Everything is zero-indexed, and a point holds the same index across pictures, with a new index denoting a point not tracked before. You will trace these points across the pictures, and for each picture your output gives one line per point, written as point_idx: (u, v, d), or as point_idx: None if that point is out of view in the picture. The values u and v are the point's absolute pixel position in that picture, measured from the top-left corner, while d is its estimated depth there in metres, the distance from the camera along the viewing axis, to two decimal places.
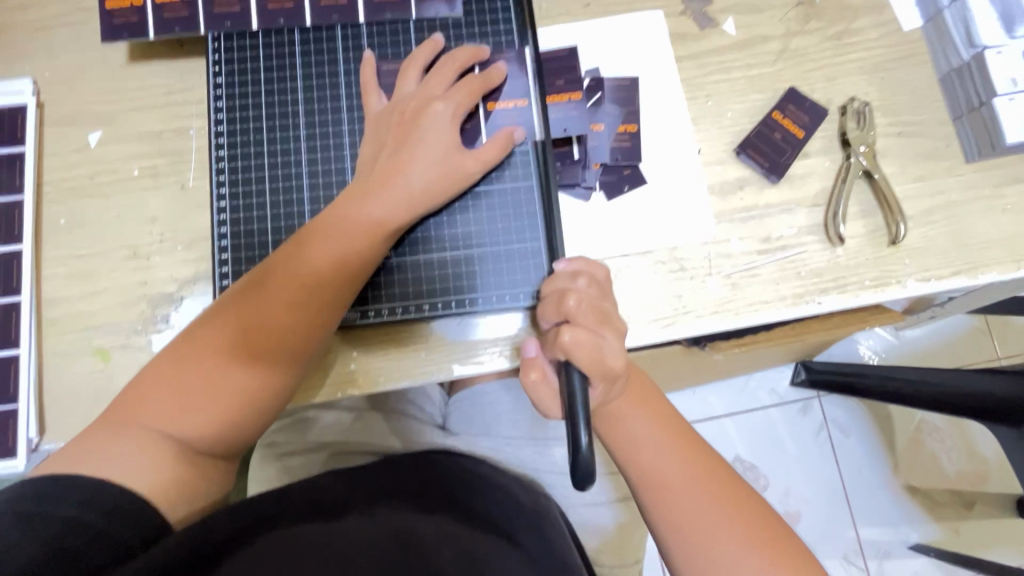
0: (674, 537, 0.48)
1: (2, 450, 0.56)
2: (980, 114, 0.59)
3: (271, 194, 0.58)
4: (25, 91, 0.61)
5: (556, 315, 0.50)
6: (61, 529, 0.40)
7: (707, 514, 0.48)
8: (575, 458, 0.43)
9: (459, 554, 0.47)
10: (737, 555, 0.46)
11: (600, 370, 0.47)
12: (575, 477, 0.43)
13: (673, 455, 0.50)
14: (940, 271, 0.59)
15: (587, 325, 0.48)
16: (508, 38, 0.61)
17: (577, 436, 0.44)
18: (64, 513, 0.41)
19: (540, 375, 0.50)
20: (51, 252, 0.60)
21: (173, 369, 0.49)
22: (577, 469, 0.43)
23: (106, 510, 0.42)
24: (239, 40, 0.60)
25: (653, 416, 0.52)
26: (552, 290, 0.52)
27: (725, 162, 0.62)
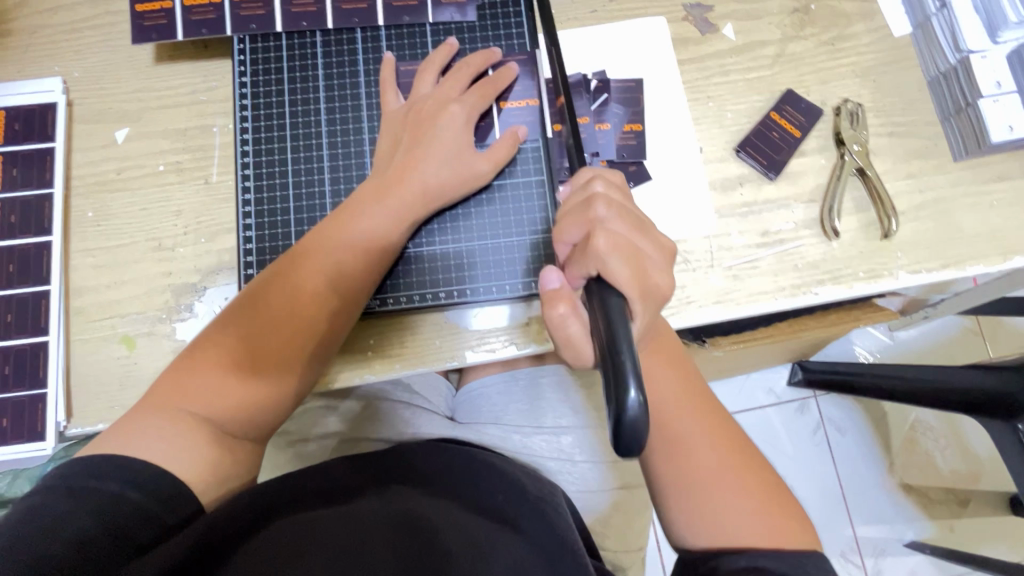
0: (683, 498, 0.50)
1: (31, 433, 0.57)
2: (966, 115, 0.62)
3: (294, 188, 0.61)
4: (56, 89, 0.64)
5: (584, 226, 0.47)
6: (107, 504, 0.43)
7: (718, 476, 0.50)
8: (617, 416, 0.38)
9: (466, 544, 0.49)
10: (741, 516, 0.49)
11: (640, 286, 0.44)
12: (617, 439, 0.37)
13: (694, 417, 0.52)
14: (930, 263, 0.62)
15: (618, 234, 0.46)
16: (519, 41, 0.64)
17: (622, 390, 0.38)
18: (109, 489, 0.44)
19: (569, 306, 0.47)
20: (79, 243, 0.62)
21: (204, 356, 0.51)
22: (621, 429, 0.37)
23: (146, 488, 0.45)
24: (264, 42, 0.63)
25: (674, 374, 0.53)
26: (574, 206, 0.48)
27: (725, 159, 0.65)
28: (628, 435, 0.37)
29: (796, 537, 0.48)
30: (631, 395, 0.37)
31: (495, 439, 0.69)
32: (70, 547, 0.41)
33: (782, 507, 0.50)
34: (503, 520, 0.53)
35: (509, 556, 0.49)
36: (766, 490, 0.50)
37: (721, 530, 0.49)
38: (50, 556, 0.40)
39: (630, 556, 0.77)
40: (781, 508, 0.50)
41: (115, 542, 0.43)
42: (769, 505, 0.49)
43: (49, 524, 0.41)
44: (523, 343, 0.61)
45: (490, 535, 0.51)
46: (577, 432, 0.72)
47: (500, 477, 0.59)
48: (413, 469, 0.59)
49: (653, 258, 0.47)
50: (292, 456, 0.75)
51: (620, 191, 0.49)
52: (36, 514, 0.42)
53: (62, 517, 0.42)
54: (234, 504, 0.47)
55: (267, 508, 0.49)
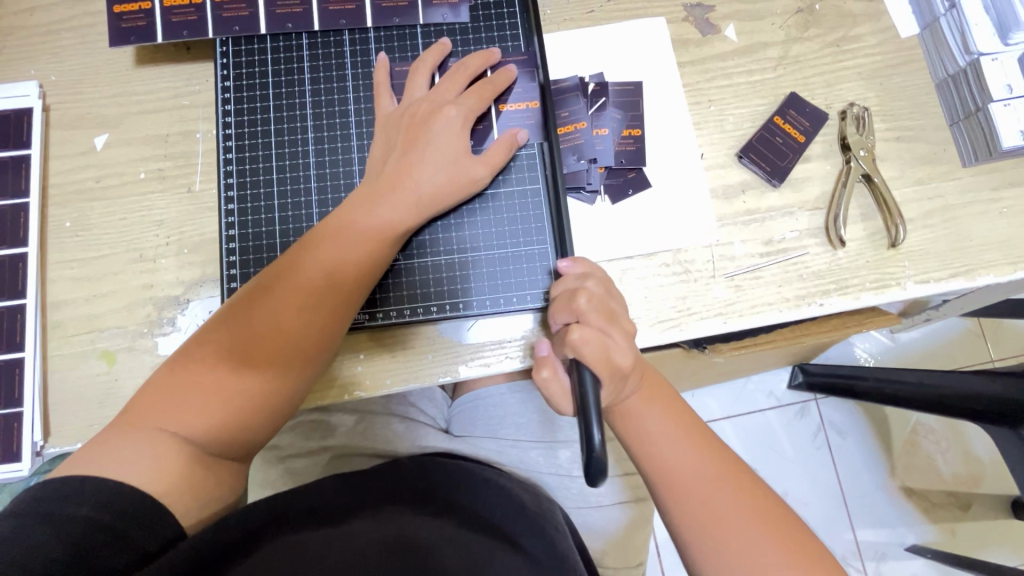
0: (701, 538, 0.48)
1: (7, 453, 0.55)
2: (976, 120, 0.60)
3: (279, 197, 0.58)
4: (31, 94, 0.61)
5: (567, 315, 0.50)
6: (79, 530, 0.41)
7: (730, 509, 0.48)
8: (587, 456, 0.43)
9: (463, 562, 0.47)
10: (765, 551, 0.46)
11: (611, 368, 0.48)
12: (588, 474, 0.43)
13: (689, 448, 0.51)
14: (939, 273, 0.60)
15: (596, 325, 0.49)
16: (514, 44, 0.62)
17: (590, 435, 0.44)
18: (83, 514, 0.42)
19: (551, 373, 0.50)
20: (56, 254, 0.60)
21: (186, 371, 0.49)
22: (590, 468, 0.43)
23: (126, 513, 0.43)
24: (248, 45, 0.61)
25: (662, 408, 0.53)
26: (561, 293, 0.52)
27: (727, 165, 0.63)
28: (595, 471, 0.43)
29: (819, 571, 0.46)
30: (596, 437, 0.43)
31: (492, 454, 0.68)
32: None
33: (804, 545, 0.47)
34: (501, 537, 0.52)
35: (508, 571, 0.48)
36: (781, 522, 0.48)
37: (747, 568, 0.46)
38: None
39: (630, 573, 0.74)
40: (803, 545, 0.47)
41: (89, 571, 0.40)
42: (789, 541, 0.47)
43: (19, 551, 0.39)
44: (520, 356, 0.59)
45: (488, 553, 0.49)
46: (576, 446, 0.70)
47: (497, 491, 0.59)
48: (406, 488, 0.57)
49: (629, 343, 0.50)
50: (282, 471, 0.72)
51: (605, 283, 0.52)
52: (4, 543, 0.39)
53: (33, 545, 0.39)
54: (215, 528, 0.45)
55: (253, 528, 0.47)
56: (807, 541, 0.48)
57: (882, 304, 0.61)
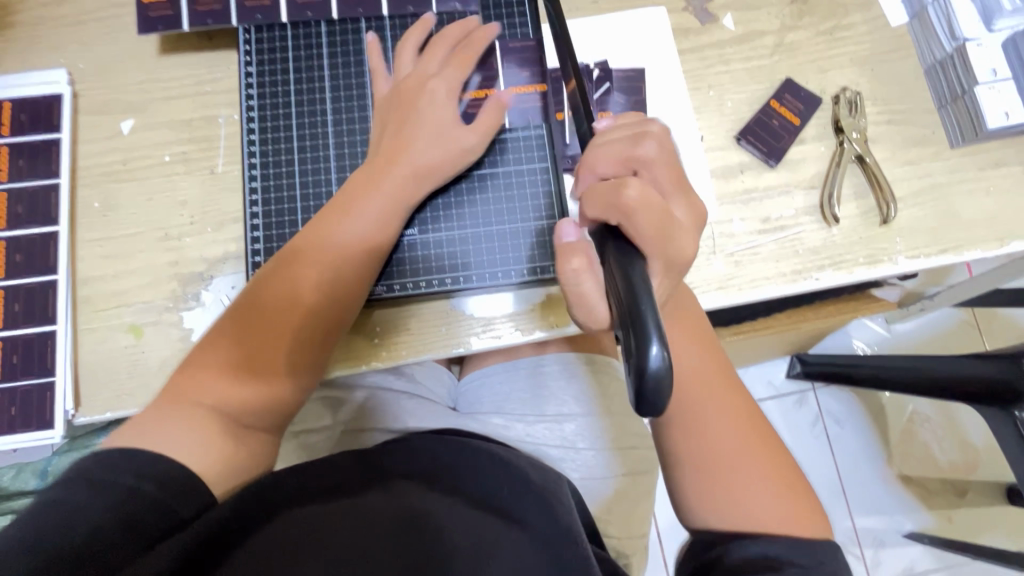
0: (702, 468, 0.52)
1: (39, 421, 0.58)
2: (962, 103, 0.63)
3: (300, 176, 0.61)
4: (61, 81, 0.64)
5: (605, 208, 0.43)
6: (119, 497, 0.43)
7: (734, 443, 0.52)
8: (638, 382, 0.31)
9: (470, 543, 0.49)
10: (757, 490, 0.51)
11: (665, 245, 0.43)
12: (638, 402, 0.31)
13: (709, 382, 0.54)
14: (928, 248, 0.63)
15: (647, 186, 0.43)
16: (523, 29, 0.65)
17: (644, 348, 0.31)
18: (123, 482, 0.44)
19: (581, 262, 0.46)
20: (86, 233, 0.63)
21: (205, 359, 0.52)
22: (641, 394, 0.31)
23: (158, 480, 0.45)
24: (269, 32, 0.63)
25: (689, 337, 0.55)
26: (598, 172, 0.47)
27: (726, 148, 0.66)
28: (651, 395, 0.31)
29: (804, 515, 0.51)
30: (655, 351, 0.31)
31: (500, 427, 0.70)
32: (83, 539, 0.41)
33: (795, 489, 0.52)
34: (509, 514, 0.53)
35: (512, 559, 0.49)
36: (778, 467, 0.52)
37: (737, 501, 0.51)
38: (66, 549, 0.40)
39: (633, 543, 0.77)
40: (795, 488, 0.52)
41: (130, 535, 0.42)
42: (780, 486, 0.51)
43: (67, 513, 0.42)
44: (529, 329, 0.62)
45: (494, 531, 0.51)
46: (579, 420, 0.73)
47: (507, 468, 0.58)
48: (418, 464, 0.56)
49: (684, 233, 0.45)
50: (298, 447, 0.75)
51: (664, 147, 0.48)
52: (49, 507, 0.42)
53: (78, 509, 0.42)
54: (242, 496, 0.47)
55: (269, 505, 0.48)
56: (798, 485, 0.52)
57: (875, 280, 0.64)
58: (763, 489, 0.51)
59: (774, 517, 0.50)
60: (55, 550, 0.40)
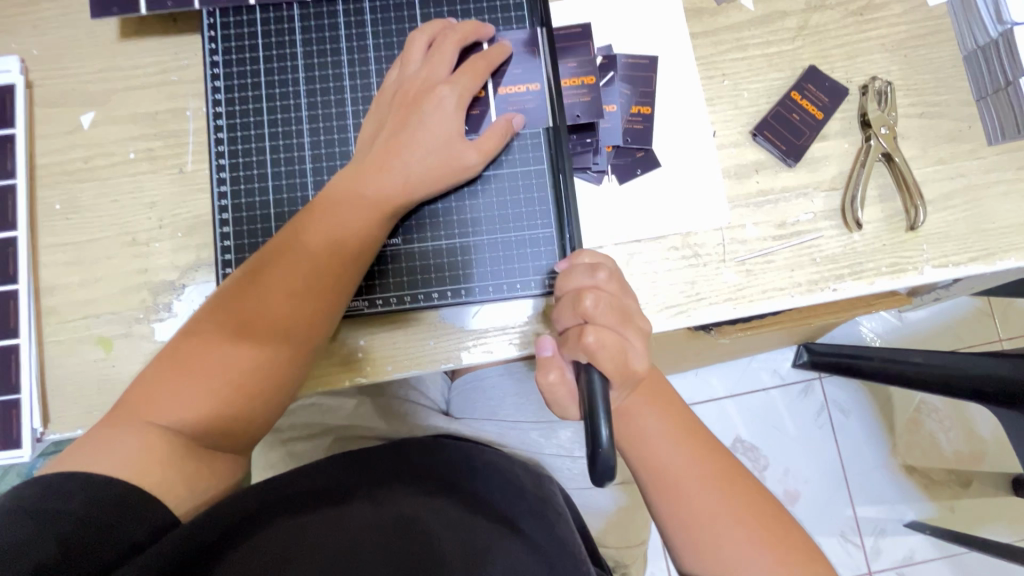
0: (686, 532, 0.48)
1: (7, 440, 0.55)
2: (1005, 95, 0.57)
3: (273, 177, 0.56)
4: (13, 70, 0.59)
5: (573, 317, 0.45)
6: (70, 525, 0.40)
7: (710, 501, 0.48)
8: (593, 457, 0.39)
9: (461, 548, 0.47)
10: (740, 550, 0.47)
11: (625, 374, 0.45)
12: (594, 473, 0.40)
13: (682, 443, 0.50)
14: (957, 256, 0.58)
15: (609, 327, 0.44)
16: (517, 14, 0.59)
17: (596, 428, 0.40)
18: (70, 509, 0.41)
19: (559, 375, 0.46)
20: (48, 238, 0.58)
21: (177, 362, 0.48)
22: (596, 468, 0.39)
23: (112, 506, 0.42)
24: (236, 16, 0.57)
25: (656, 397, 0.51)
26: (570, 283, 0.48)
27: (740, 144, 0.60)
28: (602, 468, 0.39)
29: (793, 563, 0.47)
30: (604, 433, 0.40)
31: (494, 435, 0.67)
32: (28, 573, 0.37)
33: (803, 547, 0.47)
34: (502, 521, 0.52)
35: (507, 562, 0.48)
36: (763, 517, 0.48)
37: (720, 560, 0.47)
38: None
39: (631, 553, 0.75)
40: (787, 539, 0.47)
41: (77, 561, 0.40)
42: (764, 538, 0.47)
43: (6, 549, 0.38)
44: (523, 343, 0.57)
45: (488, 538, 0.49)
46: (577, 426, 0.69)
47: (498, 475, 0.58)
48: (409, 466, 0.56)
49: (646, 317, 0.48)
50: (284, 454, 0.72)
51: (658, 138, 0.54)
52: None
53: (19, 542, 0.38)
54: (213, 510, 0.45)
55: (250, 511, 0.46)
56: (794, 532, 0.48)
57: (897, 290, 0.59)
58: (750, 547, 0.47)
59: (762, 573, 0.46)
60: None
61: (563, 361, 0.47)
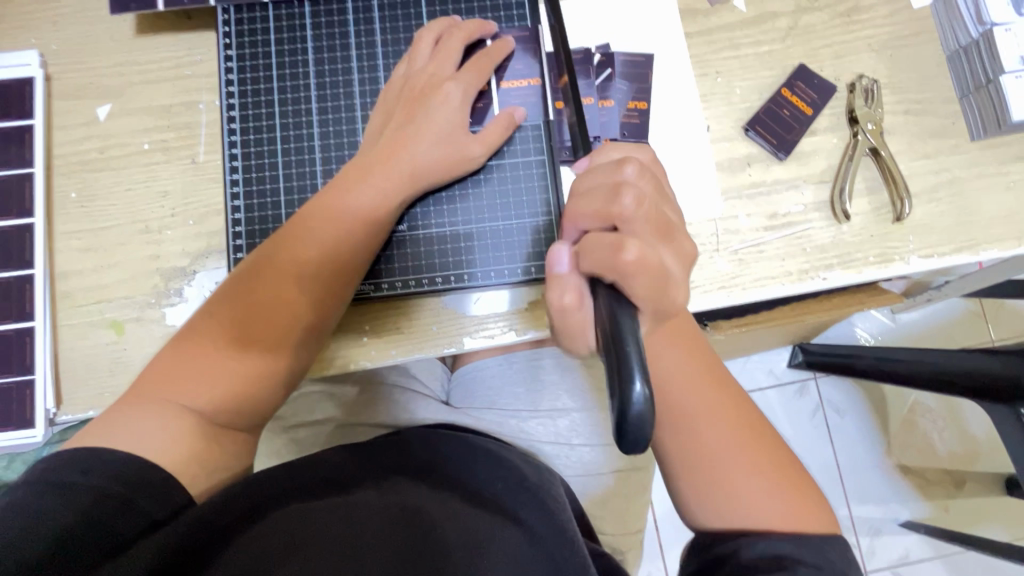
0: (698, 477, 0.49)
1: (20, 421, 0.56)
2: (986, 92, 0.60)
3: (284, 167, 0.58)
4: (32, 63, 0.61)
5: (602, 220, 0.42)
6: (90, 500, 0.42)
7: (723, 447, 0.49)
8: (622, 415, 0.33)
9: (463, 539, 0.48)
10: (750, 494, 0.47)
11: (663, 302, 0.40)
12: (622, 438, 0.33)
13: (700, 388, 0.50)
14: (943, 248, 0.60)
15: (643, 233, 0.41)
16: (519, 13, 0.61)
17: (627, 388, 0.32)
18: (89, 484, 0.42)
19: (575, 296, 0.42)
20: (63, 226, 0.60)
21: (192, 345, 0.49)
22: (626, 432, 0.33)
23: (129, 482, 0.43)
24: (250, 13, 0.60)
25: (680, 347, 0.51)
26: (601, 180, 0.43)
27: (733, 138, 0.62)
28: (633, 430, 0.32)
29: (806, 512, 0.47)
30: (637, 388, 0.32)
31: (493, 425, 0.69)
32: (52, 544, 0.39)
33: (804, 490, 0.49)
34: (503, 510, 0.53)
35: (509, 551, 0.49)
36: (776, 466, 0.49)
37: (731, 503, 0.47)
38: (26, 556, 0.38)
39: (627, 539, 0.77)
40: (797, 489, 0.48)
41: (98, 534, 0.41)
42: (775, 482, 0.48)
43: (29, 523, 0.39)
44: (523, 330, 0.59)
45: (491, 523, 0.50)
46: (573, 415, 0.71)
47: (500, 466, 0.58)
48: (412, 458, 0.57)
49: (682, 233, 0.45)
50: (287, 441, 0.74)
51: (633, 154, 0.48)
52: (8, 511, 0.40)
53: (42, 514, 0.40)
54: (228, 493, 0.47)
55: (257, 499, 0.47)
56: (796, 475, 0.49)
57: (885, 280, 0.62)
58: (758, 490, 0.47)
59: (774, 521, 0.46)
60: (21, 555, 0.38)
61: (577, 280, 0.42)
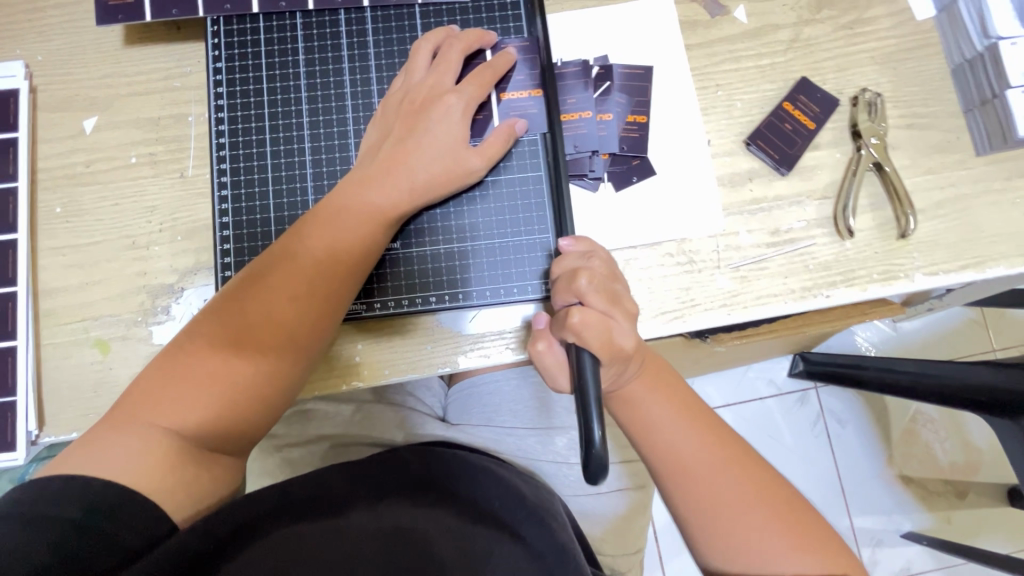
0: (708, 529, 0.48)
1: (1, 442, 0.55)
2: (992, 106, 0.58)
3: (274, 182, 0.57)
4: (18, 75, 0.60)
5: (568, 294, 0.48)
6: (64, 535, 0.40)
7: (730, 497, 0.47)
8: (586, 453, 0.42)
9: (459, 555, 0.48)
10: (762, 542, 0.46)
11: (613, 351, 0.46)
12: (587, 472, 0.42)
13: (694, 436, 0.49)
14: (948, 264, 0.59)
15: (597, 306, 0.47)
16: (516, 25, 0.60)
17: (589, 430, 0.43)
18: (69, 516, 0.41)
19: (546, 345, 0.49)
20: (48, 241, 0.59)
21: (178, 366, 0.47)
22: (589, 466, 0.42)
23: (111, 512, 0.42)
24: (240, 24, 0.59)
25: (666, 398, 0.51)
26: (568, 264, 0.51)
27: (734, 153, 0.61)
28: (595, 467, 0.42)
29: (818, 547, 0.46)
30: (597, 433, 0.43)
31: (490, 442, 0.68)
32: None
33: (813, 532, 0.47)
34: (500, 527, 0.51)
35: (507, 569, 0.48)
36: (782, 503, 0.48)
37: (747, 554, 0.46)
38: None
39: (627, 560, 0.74)
40: (803, 524, 0.47)
41: (77, 569, 0.40)
42: (785, 525, 0.47)
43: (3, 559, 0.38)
44: (519, 349, 0.58)
45: (487, 544, 0.49)
46: (572, 433, 0.69)
47: (496, 480, 0.56)
48: (405, 475, 0.56)
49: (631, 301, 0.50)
50: (279, 461, 0.72)
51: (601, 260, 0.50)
52: None
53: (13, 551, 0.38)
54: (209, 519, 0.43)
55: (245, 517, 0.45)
56: (804, 515, 0.48)
57: (889, 297, 0.60)
58: (771, 535, 0.46)
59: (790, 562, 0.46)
60: None
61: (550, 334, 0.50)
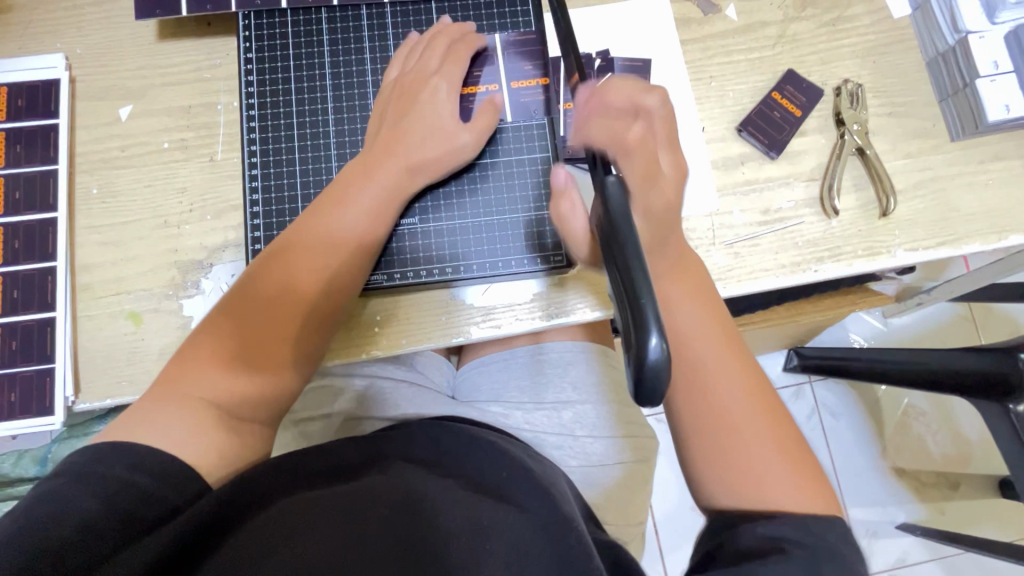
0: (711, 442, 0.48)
1: (40, 408, 0.58)
2: (963, 95, 0.63)
3: (300, 163, 0.61)
4: (58, 66, 0.64)
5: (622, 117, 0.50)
6: (114, 489, 0.43)
7: (739, 414, 0.48)
8: (636, 374, 0.33)
9: (466, 523, 0.46)
10: (762, 460, 0.47)
11: (670, 213, 0.51)
12: (638, 394, 0.34)
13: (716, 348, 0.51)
14: (927, 242, 0.63)
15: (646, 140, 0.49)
16: (524, 19, 0.65)
17: (643, 338, 0.33)
18: (114, 474, 0.44)
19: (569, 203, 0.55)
20: (85, 221, 0.62)
21: (195, 357, 0.51)
22: (642, 388, 0.33)
23: (151, 470, 0.45)
24: (269, 18, 0.63)
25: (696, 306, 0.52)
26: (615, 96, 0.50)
27: (727, 139, 0.66)
28: (650, 383, 0.33)
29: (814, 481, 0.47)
30: (653, 342, 0.33)
31: (497, 416, 0.70)
32: (78, 529, 0.41)
33: (805, 462, 0.48)
34: (506, 498, 0.50)
35: (514, 536, 0.46)
36: (786, 437, 0.49)
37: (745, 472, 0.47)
38: (55, 541, 0.40)
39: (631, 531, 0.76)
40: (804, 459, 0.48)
41: (119, 521, 0.43)
42: (786, 452, 0.48)
43: (57, 509, 0.42)
44: (528, 319, 0.62)
45: (492, 512, 0.48)
46: (577, 407, 0.73)
47: (506, 457, 0.55)
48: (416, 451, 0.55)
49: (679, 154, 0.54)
50: (296, 435, 0.75)
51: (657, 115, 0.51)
52: (44, 496, 0.42)
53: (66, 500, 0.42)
54: (238, 487, 0.47)
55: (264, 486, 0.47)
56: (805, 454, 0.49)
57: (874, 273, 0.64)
58: (771, 459, 0.47)
59: (787, 487, 0.46)
60: (50, 541, 0.40)
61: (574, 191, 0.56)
